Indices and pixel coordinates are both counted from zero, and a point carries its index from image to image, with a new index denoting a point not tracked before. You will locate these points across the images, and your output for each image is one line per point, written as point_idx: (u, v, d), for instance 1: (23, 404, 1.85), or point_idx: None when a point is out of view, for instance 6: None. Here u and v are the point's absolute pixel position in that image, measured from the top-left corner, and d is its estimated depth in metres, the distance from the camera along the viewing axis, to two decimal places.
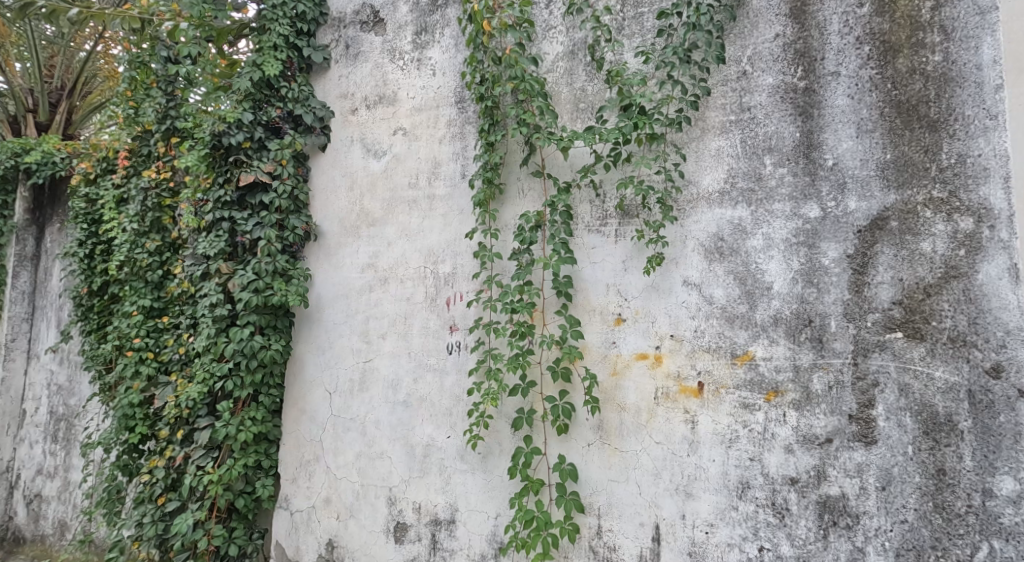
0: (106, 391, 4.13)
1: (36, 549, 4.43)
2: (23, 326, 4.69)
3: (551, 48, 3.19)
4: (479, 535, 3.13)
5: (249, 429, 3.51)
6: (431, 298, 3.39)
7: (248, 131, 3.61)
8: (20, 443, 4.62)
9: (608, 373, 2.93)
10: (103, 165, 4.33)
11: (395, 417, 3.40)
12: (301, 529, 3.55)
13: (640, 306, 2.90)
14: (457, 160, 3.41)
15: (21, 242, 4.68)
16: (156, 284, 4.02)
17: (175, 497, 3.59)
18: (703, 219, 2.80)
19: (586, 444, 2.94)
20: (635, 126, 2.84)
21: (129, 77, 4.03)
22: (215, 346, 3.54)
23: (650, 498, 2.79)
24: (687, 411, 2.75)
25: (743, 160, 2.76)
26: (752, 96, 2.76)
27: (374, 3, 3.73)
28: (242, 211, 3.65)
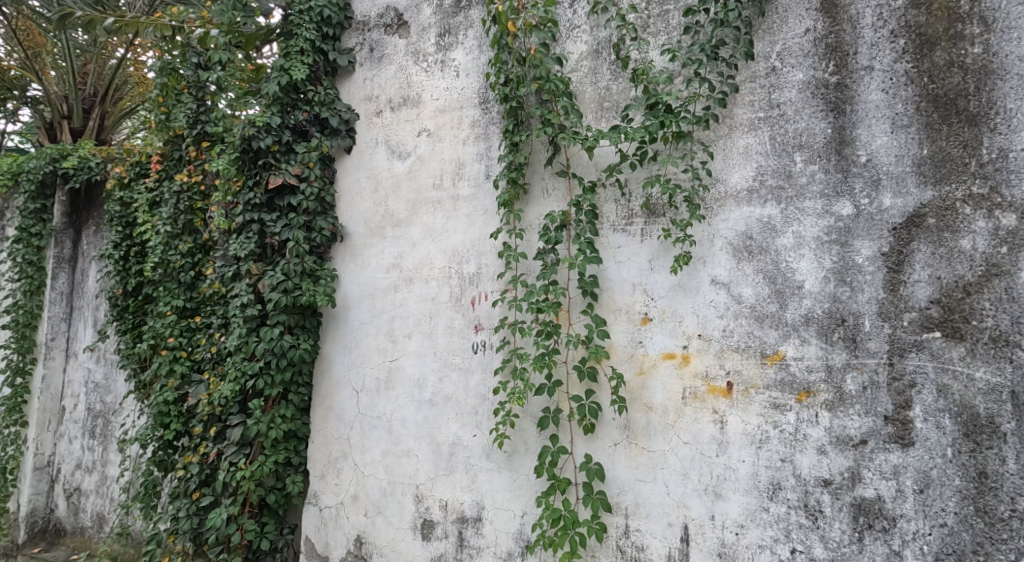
0: (141, 388, 4.22)
1: (76, 540, 4.55)
2: (62, 325, 4.81)
3: (575, 47, 3.19)
4: (506, 534, 3.13)
5: (280, 426, 3.56)
6: (456, 297, 3.40)
7: (276, 134, 3.67)
8: (60, 439, 4.75)
9: (635, 373, 2.92)
10: (137, 169, 4.43)
11: (421, 416, 3.42)
12: (330, 525, 3.60)
13: (666, 306, 2.88)
14: (481, 161, 3.41)
15: (60, 245, 4.82)
16: (188, 284, 4.10)
17: (208, 492, 3.68)
18: (731, 216, 2.77)
19: (613, 443, 2.93)
20: (661, 124, 2.83)
21: (160, 84, 4.09)
22: (246, 346, 3.58)
23: (679, 498, 2.77)
24: (716, 411, 2.73)
25: (772, 157, 2.72)
26: (782, 92, 2.73)
27: (398, 5, 3.76)
28: (271, 213, 3.70)
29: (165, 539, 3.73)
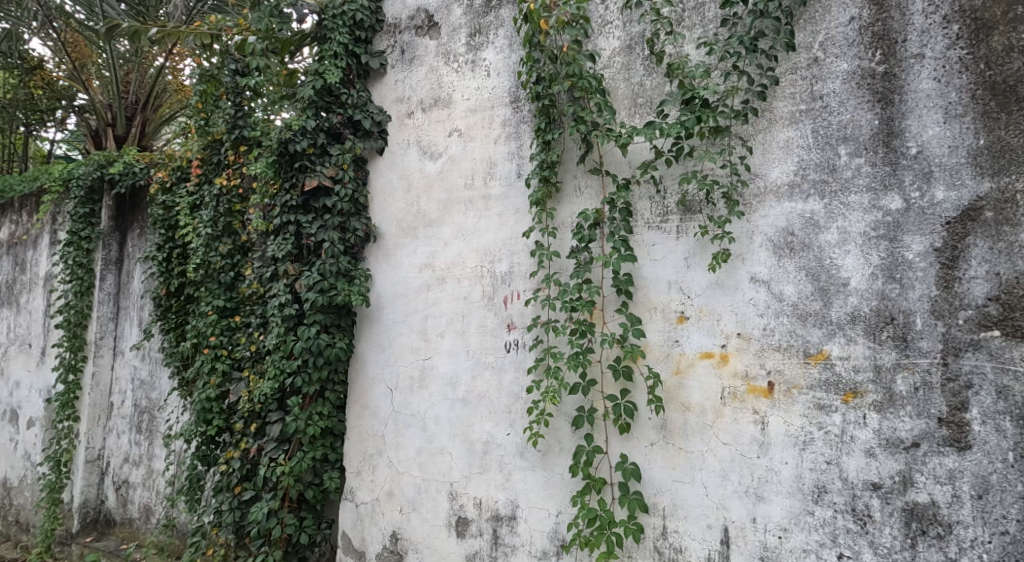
0: (184, 386, 4.33)
1: (125, 531, 4.68)
2: (109, 324, 4.94)
3: (608, 44, 3.16)
4: (541, 533, 3.11)
5: (317, 423, 3.63)
6: (488, 297, 3.39)
7: (311, 138, 3.73)
8: (108, 433, 4.89)
9: (672, 372, 2.87)
10: (178, 174, 4.53)
11: (455, 414, 3.43)
12: (366, 520, 3.64)
13: (704, 304, 2.82)
14: (512, 160, 3.40)
15: (107, 247, 4.96)
16: (228, 284, 4.18)
17: (250, 486, 3.76)
18: (772, 213, 2.71)
19: (649, 443, 2.89)
20: (698, 119, 2.77)
21: (199, 90, 4.17)
22: (284, 344, 3.65)
23: (718, 499, 2.71)
24: (757, 411, 2.67)
25: (814, 150, 2.65)
26: (825, 83, 2.65)
27: (428, 7, 3.77)
28: (307, 215, 3.74)
29: (209, 531, 3.83)
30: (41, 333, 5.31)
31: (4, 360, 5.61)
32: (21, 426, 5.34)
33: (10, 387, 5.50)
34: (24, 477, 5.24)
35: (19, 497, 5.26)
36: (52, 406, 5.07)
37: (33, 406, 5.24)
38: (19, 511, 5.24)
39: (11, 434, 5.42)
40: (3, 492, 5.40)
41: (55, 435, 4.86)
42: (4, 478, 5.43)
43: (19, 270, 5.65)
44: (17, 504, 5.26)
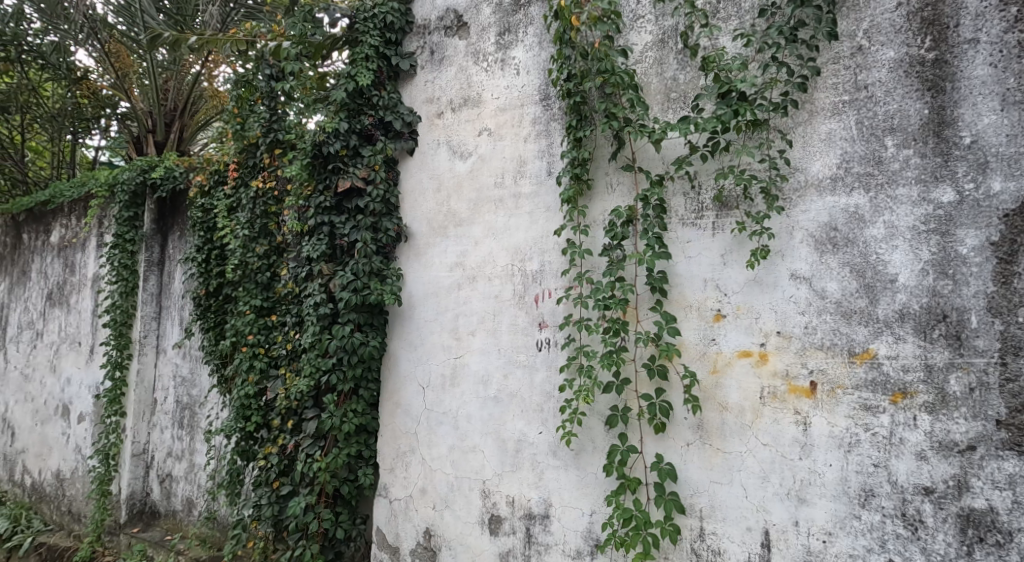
0: (223, 383, 4.41)
1: (169, 523, 4.79)
2: (152, 324, 5.07)
3: (640, 38, 3.11)
4: (575, 532, 3.08)
5: (352, 420, 3.67)
6: (520, 295, 3.37)
7: (344, 139, 3.77)
8: (152, 429, 5.00)
9: (708, 372, 2.81)
10: (216, 177, 4.60)
11: (487, 413, 3.42)
12: (400, 517, 3.65)
13: (741, 302, 2.76)
14: (543, 158, 3.37)
15: (149, 249, 5.09)
16: (265, 284, 4.23)
17: (287, 481, 3.82)
18: (813, 207, 2.63)
19: (685, 443, 2.84)
20: (736, 113, 2.71)
21: (235, 95, 4.29)
22: (319, 343, 3.69)
23: (758, 501, 2.65)
24: (798, 411, 2.59)
25: (859, 142, 2.57)
26: (869, 73, 2.57)
27: (457, 7, 3.76)
28: (340, 215, 3.80)
29: (250, 524, 3.91)
30: (90, 331, 5.46)
31: (56, 357, 5.80)
32: (72, 420, 5.50)
33: (62, 383, 5.67)
34: (75, 469, 5.39)
35: (71, 488, 5.41)
36: (101, 401, 5.22)
37: (83, 401, 5.40)
38: (71, 502, 5.40)
39: (63, 428, 5.59)
40: (56, 483, 5.57)
41: (104, 430, 5.00)
42: (56, 469, 5.60)
43: (68, 272, 5.83)
44: (69, 495, 5.42)
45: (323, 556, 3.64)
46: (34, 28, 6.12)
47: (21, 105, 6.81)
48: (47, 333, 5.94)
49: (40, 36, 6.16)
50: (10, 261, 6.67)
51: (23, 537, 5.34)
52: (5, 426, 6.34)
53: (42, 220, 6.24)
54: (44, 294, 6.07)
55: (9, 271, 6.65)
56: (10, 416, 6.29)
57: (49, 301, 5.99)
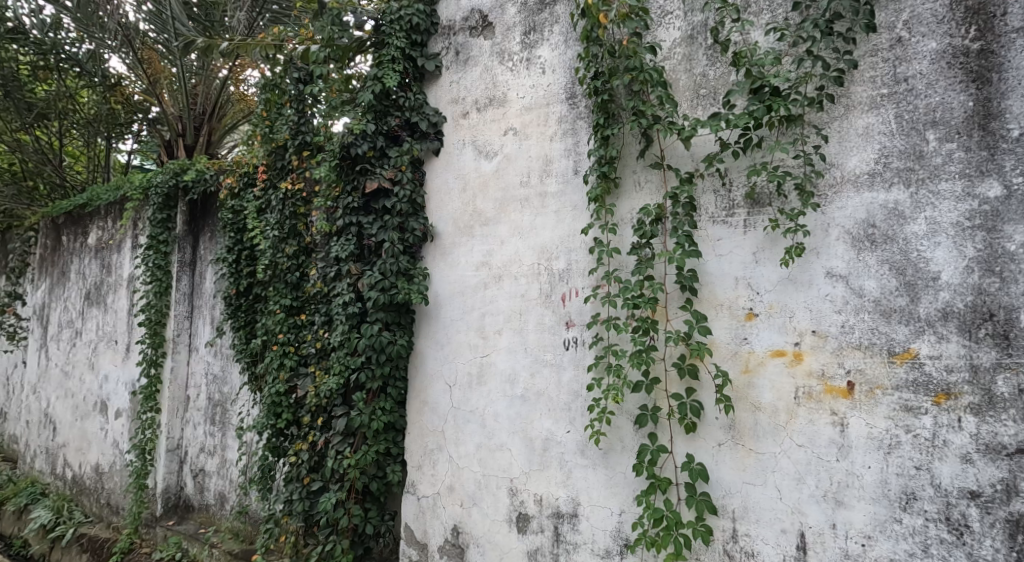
0: (254, 380, 4.48)
1: (202, 516, 4.88)
2: (185, 322, 5.16)
3: (667, 35, 3.08)
4: (604, 531, 3.06)
5: (380, 418, 3.70)
6: (546, 294, 3.36)
7: (371, 141, 3.81)
8: (185, 425, 5.09)
9: (740, 371, 2.77)
10: (245, 179, 4.66)
11: (514, 411, 3.42)
12: (428, 514, 3.67)
13: (774, 300, 2.71)
14: (569, 156, 3.35)
15: (182, 250, 5.19)
16: (294, 284, 4.26)
17: (318, 478, 3.87)
18: (850, 204, 2.57)
19: (716, 444, 2.80)
20: (768, 109, 2.66)
21: (264, 99, 4.37)
22: (348, 341, 3.74)
23: (793, 503, 2.60)
24: (835, 412, 2.54)
25: (899, 137, 2.50)
26: (909, 65, 2.50)
27: (482, 7, 3.76)
28: (368, 216, 3.83)
29: (281, 519, 3.96)
30: (126, 329, 5.59)
31: (94, 355, 5.95)
32: (110, 416, 5.64)
33: (100, 380, 5.82)
34: (113, 463, 5.51)
35: (109, 482, 5.54)
36: (136, 397, 5.33)
37: (120, 397, 5.53)
38: (109, 494, 5.53)
39: (102, 423, 5.72)
40: (95, 476, 5.71)
41: (140, 425, 5.11)
42: (95, 463, 5.74)
43: (105, 272, 5.98)
44: (108, 487, 5.55)
45: (352, 552, 3.68)
46: (71, 37, 6.38)
47: (60, 112, 6.93)
48: (86, 332, 6.10)
49: (77, 45, 6.44)
50: (50, 262, 6.86)
51: (65, 528, 5.49)
52: (47, 420, 6.53)
53: (80, 222, 6.41)
54: (83, 293, 6.23)
55: (49, 272, 6.85)
56: (51, 411, 6.47)
57: (87, 300, 6.15)
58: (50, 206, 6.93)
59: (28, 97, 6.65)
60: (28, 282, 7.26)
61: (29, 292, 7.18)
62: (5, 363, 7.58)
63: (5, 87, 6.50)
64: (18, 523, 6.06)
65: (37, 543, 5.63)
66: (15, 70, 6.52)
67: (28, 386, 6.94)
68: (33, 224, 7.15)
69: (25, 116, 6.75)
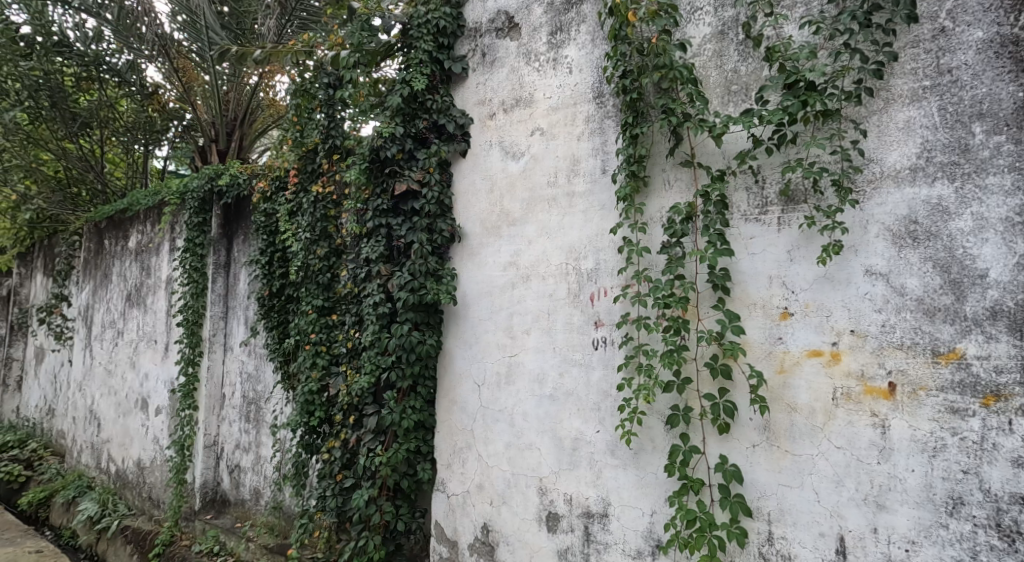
0: (287, 379, 4.54)
1: (238, 511, 4.96)
2: (220, 323, 5.26)
3: (697, 31, 3.04)
4: (635, 531, 3.03)
5: (411, 416, 3.73)
6: (575, 294, 3.34)
7: (400, 143, 3.84)
8: (221, 422, 5.18)
9: (775, 371, 2.72)
10: (277, 183, 4.72)
11: (543, 411, 3.40)
12: (458, 511, 3.69)
13: (810, 299, 2.66)
14: (596, 156, 3.33)
15: (217, 252, 5.29)
16: (325, 285, 4.30)
17: (350, 474, 3.90)
18: (890, 200, 2.51)
19: (750, 445, 2.75)
20: (804, 104, 2.60)
21: (295, 105, 4.43)
22: (379, 341, 3.76)
23: (832, 507, 2.54)
24: (876, 413, 2.48)
25: (943, 130, 2.43)
26: (953, 55, 2.43)
27: (509, 9, 3.76)
28: (397, 217, 3.86)
29: (315, 514, 4.00)
30: (164, 330, 5.72)
31: (135, 354, 6.09)
32: (151, 413, 5.77)
33: (141, 378, 5.97)
34: (153, 458, 5.64)
35: (150, 476, 5.67)
36: (175, 395, 5.45)
37: (159, 395, 5.66)
38: (151, 488, 5.65)
39: (143, 420, 5.86)
40: (137, 470, 5.85)
41: (180, 422, 5.24)
42: (137, 458, 5.88)
43: (145, 275, 6.12)
44: (149, 481, 5.68)
45: (385, 548, 3.68)
46: (111, 47, 6.53)
47: (101, 121, 7.13)
48: (127, 332, 6.25)
49: (117, 55, 6.59)
50: (93, 264, 7.05)
51: (110, 520, 5.64)
52: (92, 417, 6.71)
53: (122, 226, 6.58)
54: (124, 295, 6.39)
55: (93, 274, 7.03)
56: (96, 408, 6.65)
57: (128, 301, 6.30)
58: (94, 211, 7.16)
59: (74, 108, 6.91)
60: (73, 284, 7.49)
61: (75, 293, 7.41)
62: (53, 362, 7.83)
63: (52, 99, 6.76)
64: (66, 515, 6.23)
65: (84, 534, 5.79)
66: (60, 81, 6.75)
67: (74, 384, 7.14)
68: (78, 229, 7.41)
69: (71, 126, 7.00)
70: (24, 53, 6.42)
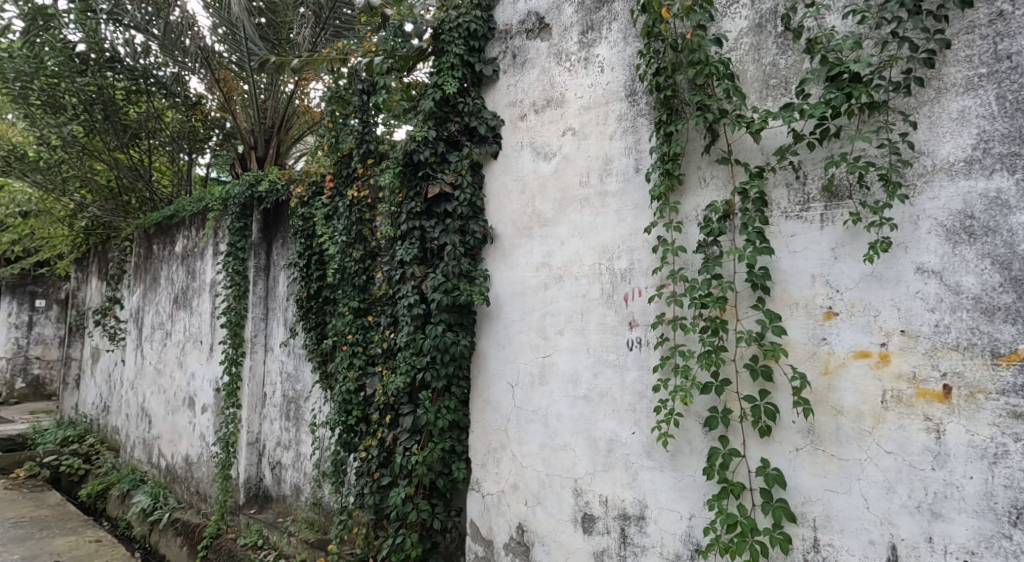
0: (325, 379, 4.59)
1: (280, 506, 5.03)
2: (261, 324, 5.34)
3: (734, 25, 2.96)
4: (673, 535, 2.96)
5: (445, 416, 3.73)
6: (608, 294, 3.29)
7: (432, 147, 3.84)
8: (262, 420, 5.27)
9: (820, 373, 2.62)
10: (314, 188, 4.77)
11: (577, 412, 3.36)
12: (493, 511, 3.67)
13: (856, 298, 2.56)
14: (629, 154, 3.27)
15: (257, 255, 5.37)
16: (361, 287, 4.32)
17: (388, 472, 3.92)
18: (943, 194, 2.40)
19: (793, 449, 2.66)
20: (848, 96, 2.51)
21: (329, 111, 4.47)
22: (413, 342, 3.77)
23: (883, 514, 2.45)
24: (930, 417, 2.38)
25: (1001, 120, 2.33)
26: (1013, 41, 2.32)
27: (539, 9, 3.73)
28: (430, 220, 3.87)
29: (354, 511, 4.03)
30: (209, 330, 5.84)
31: (182, 354, 6.23)
32: (197, 411, 5.89)
33: (187, 377, 6.10)
34: (200, 454, 5.75)
35: (197, 471, 5.78)
36: (220, 394, 5.55)
37: (205, 394, 5.77)
38: (198, 483, 5.76)
39: (190, 417, 5.99)
40: (185, 466, 5.98)
41: (224, 420, 5.33)
42: (185, 454, 6.00)
43: (190, 278, 6.26)
44: (196, 476, 5.79)
45: (421, 546, 3.68)
46: (158, 62, 6.74)
47: (149, 132, 7.33)
48: (175, 332, 6.40)
49: (163, 68, 6.77)
50: (143, 269, 7.24)
51: (162, 513, 5.78)
52: (143, 414, 6.89)
53: (169, 231, 6.75)
54: (172, 297, 6.55)
55: (142, 278, 7.23)
56: (147, 405, 6.83)
57: (175, 303, 6.46)
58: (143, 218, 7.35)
59: (124, 119, 7.10)
60: (125, 287, 7.74)
61: (127, 296, 7.65)
62: (107, 361, 8.08)
63: (104, 112, 6.96)
64: (121, 507, 6.43)
65: (138, 525, 5.96)
66: (111, 95, 6.92)
67: (127, 382, 7.35)
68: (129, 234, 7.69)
69: (122, 137, 7.20)
70: (79, 70, 6.62)
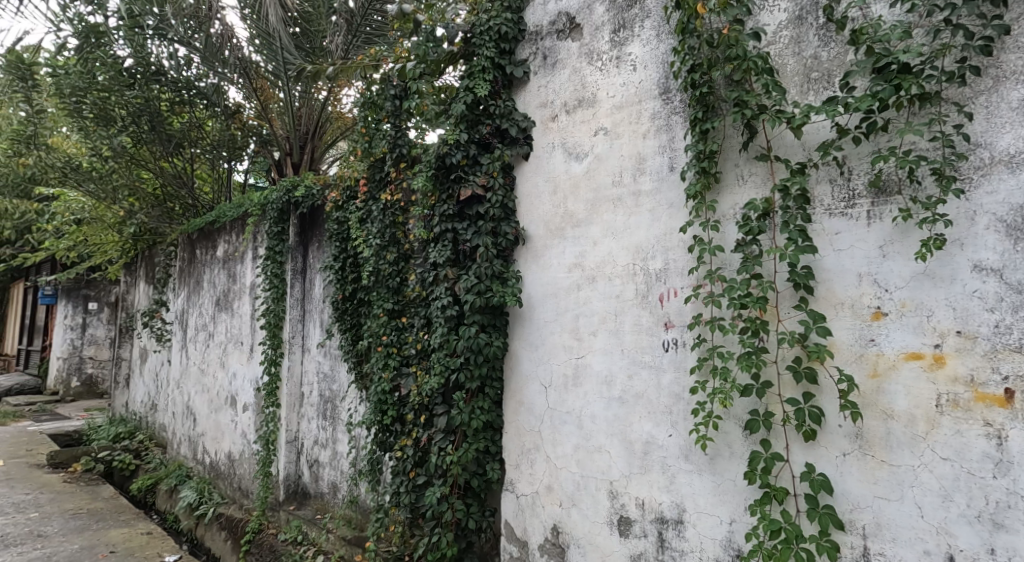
0: (361, 379, 4.63)
1: (318, 504, 5.08)
2: (298, 326, 5.40)
3: (772, 18, 2.87)
4: (713, 539, 2.89)
5: (479, 417, 3.71)
6: (643, 295, 3.23)
7: (464, 149, 3.83)
8: (300, 420, 5.33)
9: (868, 375, 2.52)
10: (348, 193, 4.77)
11: (611, 414, 3.30)
12: (528, 512, 3.64)
13: (907, 297, 2.46)
14: (664, 153, 3.20)
15: (294, 258, 5.42)
16: (395, 289, 4.32)
17: (423, 472, 3.93)
18: (1002, 188, 2.29)
19: (840, 453, 2.56)
20: (897, 88, 2.40)
21: (362, 117, 4.48)
22: (447, 343, 3.75)
23: (938, 523, 2.34)
24: (990, 422, 2.27)
25: None
26: None
27: (570, 9, 3.68)
28: (462, 222, 3.85)
29: (390, 509, 4.03)
30: (249, 331, 5.93)
31: (224, 354, 6.35)
32: (239, 409, 5.99)
33: (229, 377, 6.21)
34: (242, 452, 5.84)
35: (240, 468, 5.87)
36: (261, 394, 5.64)
37: (246, 393, 5.87)
38: (241, 479, 5.84)
39: (232, 415, 6.09)
40: (228, 462, 6.08)
41: (264, 418, 5.40)
42: (228, 450, 6.10)
43: (231, 281, 6.37)
44: (238, 473, 5.88)
45: (457, 545, 3.66)
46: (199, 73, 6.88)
47: (191, 141, 7.47)
48: (217, 334, 6.53)
49: (203, 79, 6.90)
50: (187, 272, 7.40)
51: (207, 508, 5.89)
52: (188, 412, 7.04)
53: (211, 236, 6.88)
54: (214, 299, 6.68)
55: (186, 282, 7.39)
56: (192, 404, 6.98)
57: (218, 306, 6.58)
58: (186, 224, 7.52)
59: (168, 130, 7.26)
60: (171, 290, 7.95)
61: (172, 299, 7.86)
62: (155, 361, 8.30)
63: (150, 123, 7.13)
64: (169, 501, 6.59)
65: (185, 519, 6.10)
66: (157, 106, 7.08)
67: (173, 381, 7.52)
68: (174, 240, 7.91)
69: (167, 147, 7.37)
70: (128, 84, 6.80)
